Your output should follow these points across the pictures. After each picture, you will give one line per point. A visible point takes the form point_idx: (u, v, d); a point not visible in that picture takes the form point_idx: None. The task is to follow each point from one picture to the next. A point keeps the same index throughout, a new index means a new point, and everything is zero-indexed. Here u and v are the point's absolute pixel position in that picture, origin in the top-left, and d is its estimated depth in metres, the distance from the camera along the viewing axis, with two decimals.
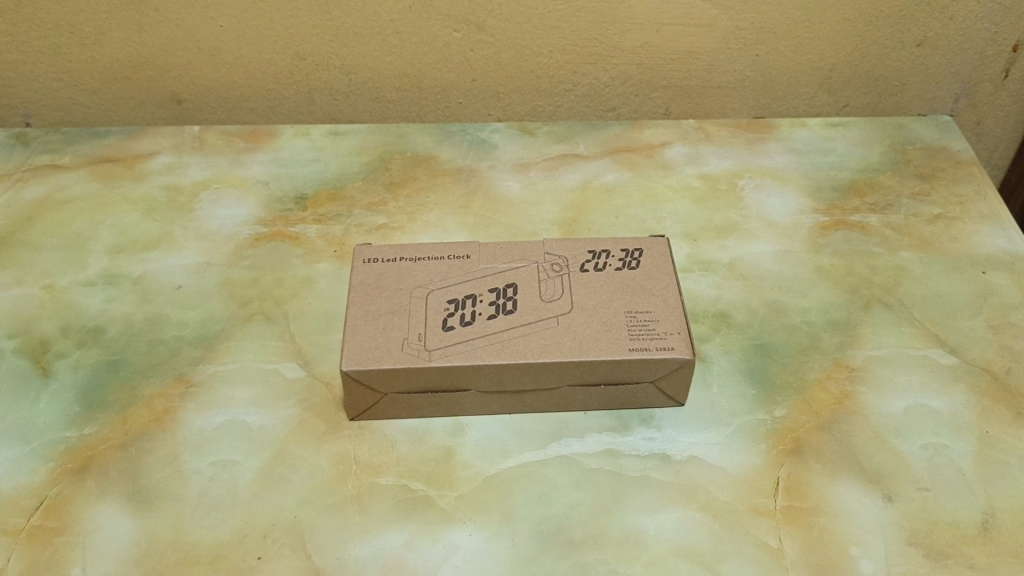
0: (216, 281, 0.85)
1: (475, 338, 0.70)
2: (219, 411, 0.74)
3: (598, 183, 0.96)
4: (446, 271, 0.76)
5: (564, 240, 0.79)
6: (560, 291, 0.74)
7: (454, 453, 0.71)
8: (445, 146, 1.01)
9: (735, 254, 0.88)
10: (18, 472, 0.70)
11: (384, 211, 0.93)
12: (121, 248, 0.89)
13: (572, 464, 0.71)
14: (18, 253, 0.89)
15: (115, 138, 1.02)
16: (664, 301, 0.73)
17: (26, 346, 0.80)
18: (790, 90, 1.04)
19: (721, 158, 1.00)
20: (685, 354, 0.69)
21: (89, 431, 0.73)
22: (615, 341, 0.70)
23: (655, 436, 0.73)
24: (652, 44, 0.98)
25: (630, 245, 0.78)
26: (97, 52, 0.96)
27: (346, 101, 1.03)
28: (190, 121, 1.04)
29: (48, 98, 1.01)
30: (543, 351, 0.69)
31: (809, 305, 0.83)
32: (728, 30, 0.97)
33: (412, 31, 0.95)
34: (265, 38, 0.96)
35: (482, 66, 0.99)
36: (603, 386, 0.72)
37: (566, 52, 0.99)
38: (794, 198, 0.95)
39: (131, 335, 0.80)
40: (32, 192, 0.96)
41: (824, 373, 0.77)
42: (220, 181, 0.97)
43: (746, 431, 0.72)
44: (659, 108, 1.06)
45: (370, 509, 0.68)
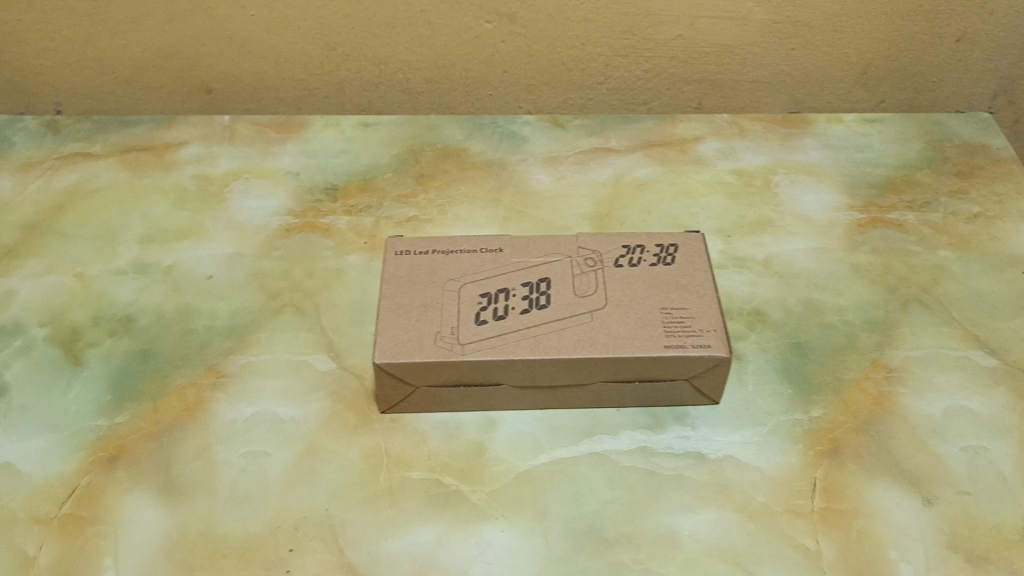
0: (246, 272, 0.85)
1: (508, 333, 0.69)
2: (250, 402, 0.74)
3: (630, 177, 0.95)
4: (478, 264, 0.76)
5: (598, 235, 0.78)
6: (595, 286, 0.73)
7: (486, 448, 0.71)
8: (475, 138, 1.01)
9: (770, 250, 0.87)
10: (49, 461, 0.70)
11: (414, 204, 0.93)
12: (151, 238, 0.89)
13: (606, 462, 0.70)
14: (48, 242, 0.89)
15: (144, 128, 1.02)
16: (700, 298, 0.72)
17: (57, 334, 0.80)
18: (825, 85, 1.03)
19: (754, 154, 0.98)
20: (722, 352, 0.68)
21: (120, 421, 0.73)
22: (650, 337, 0.69)
23: (689, 434, 0.72)
24: (685, 36, 0.97)
25: (664, 240, 0.77)
26: (128, 41, 0.96)
27: (376, 92, 1.02)
28: (220, 111, 1.04)
29: (78, 86, 1.01)
30: (577, 347, 0.68)
31: (845, 304, 0.82)
32: (763, 23, 0.96)
33: (444, 22, 0.95)
34: (296, 28, 0.95)
35: (513, 58, 0.98)
36: (637, 383, 0.71)
37: (599, 45, 0.97)
38: (829, 194, 0.93)
39: (162, 325, 0.80)
40: (63, 180, 0.96)
41: (861, 373, 0.76)
42: (250, 171, 0.96)
43: (783, 431, 0.71)
44: (691, 103, 1.05)
45: (401, 503, 0.67)
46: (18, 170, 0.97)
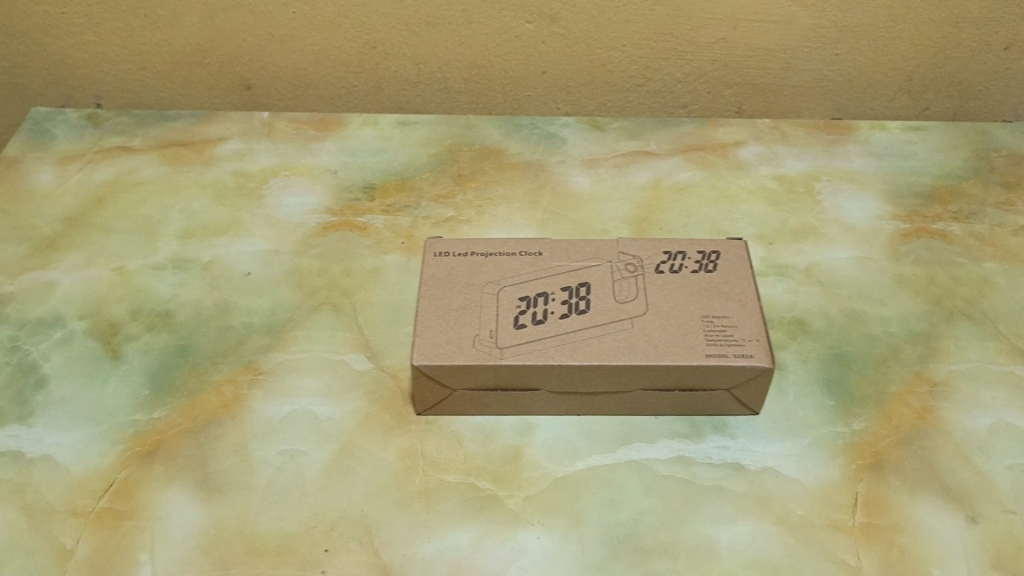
0: (284, 269, 0.85)
1: (547, 337, 0.69)
2: (287, 400, 0.74)
3: (670, 181, 0.94)
4: (518, 267, 0.75)
5: (638, 240, 0.77)
6: (635, 292, 0.73)
7: (522, 453, 0.70)
8: (513, 139, 1.00)
9: (812, 259, 0.86)
10: (88, 454, 0.70)
11: (452, 204, 0.92)
12: (191, 233, 0.90)
13: (643, 470, 0.69)
14: (89, 235, 0.89)
15: (185, 122, 1.02)
16: (743, 306, 0.71)
17: (97, 327, 0.80)
18: (869, 91, 1.01)
19: (796, 159, 0.97)
20: (764, 362, 0.67)
21: (158, 415, 0.73)
22: (691, 346, 0.68)
23: (728, 444, 0.71)
24: (728, 40, 0.96)
25: (706, 247, 0.76)
26: (170, 35, 0.96)
27: (414, 91, 1.02)
28: (259, 107, 1.04)
29: (120, 80, 1.02)
30: (617, 354, 0.68)
31: (888, 315, 0.80)
32: (808, 27, 0.94)
33: (484, 21, 0.94)
34: (336, 26, 0.95)
35: (553, 58, 0.98)
36: (677, 391, 0.70)
37: (640, 47, 0.97)
38: (873, 202, 0.92)
39: (200, 321, 0.80)
40: (103, 174, 0.96)
41: (904, 386, 0.74)
42: (288, 168, 0.97)
43: (823, 443, 0.70)
44: (732, 107, 1.04)
45: (437, 506, 0.67)
46: (59, 162, 0.97)
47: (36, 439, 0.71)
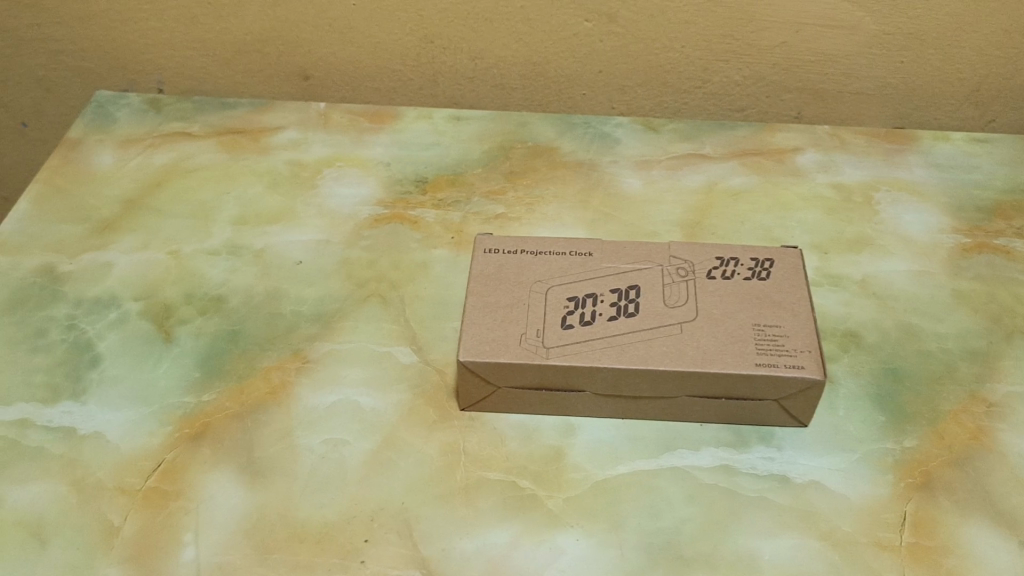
0: (334, 259, 0.86)
1: (594, 339, 0.68)
2: (333, 389, 0.75)
3: (724, 185, 0.93)
4: (567, 267, 0.75)
5: (690, 244, 0.77)
6: (685, 297, 0.72)
7: (564, 454, 0.70)
8: (567, 138, 1.00)
9: (867, 270, 0.84)
10: (137, 434, 0.72)
11: (502, 200, 0.92)
12: (244, 219, 0.91)
13: (686, 477, 0.68)
14: (146, 218, 0.91)
15: (243, 110, 1.03)
16: (795, 316, 0.70)
17: (150, 310, 0.81)
18: (933, 100, 0.99)
19: (855, 168, 0.95)
20: (815, 374, 0.66)
21: (206, 398, 0.74)
22: (741, 354, 0.67)
23: (774, 456, 0.70)
24: (790, 44, 0.94)
25: (759, 255, 0.75)
26: (231, 24, 0.98)
27: (470, 86, 1.02)
28: (315, 97, 1.05)
29: (181, 66, 1.03)
30: (664, 359, 0.67)
31: (945, 331, 0.78)
32: (873, 34, 0.92)
33: (543, 18, 0.94)
34: (395, 19, 0.95)
35: (610, 57, 0.97)
36: (723, 400, 0.69)
37: (699, 49, 0.96)
38: (933, 215, 0.90)
39: (250, 307, 0.81)
40: (162, 158, 0.98)
41: (958, 405, 0.73)
42: (342, 159, 0.97)
43: (872, 459, 0.69)
44: (790, 112, 1.02)
45: (477, 503, 0.67)
46: (120, 145, 0.99)
47: (88, 416, 0.73)
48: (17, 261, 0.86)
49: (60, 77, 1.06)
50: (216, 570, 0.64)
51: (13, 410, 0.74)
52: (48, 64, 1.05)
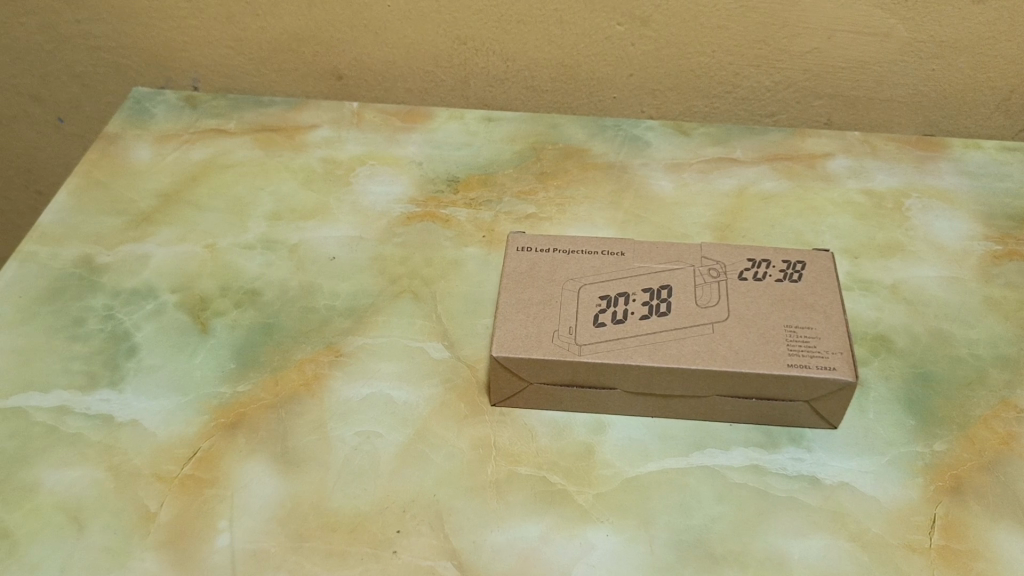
0: (367, 255, 0.87)
1: (626, 337, 0.69)
2: (365, 382, 0.76)
3: (755, 189, 0.94)
4: (599, 266, 0.75)
5: (722, 246, 0.77)
6: (716, 297, 0.72)
7: (595, 451, 0.71)
8: (598, 140, 1.01)
9: (899, 275, 0.84)
10: (174, 422, 0.73)
11: (534, 201, 0.93)
12: (279, 215, 0.92)
13: (716, 477, 0.69)
14: (182, 212, 0.93)
15: (278, 108, 1.05)
16: (827, 318, 0.70)
17: (187, 301, 0.83)
18: (964, 108, 0.99)
19: (886, 175, 0.95)
20: (847, 376, 0.66)
21: (242, 389, 0.75)
22: (773, 355, 0.67)
23: (804, 457, 0.70)
24: (822, 50, 0.95)
25: (791, 257, 0.76)
26: (268, 23, 0.99)
27: (501, 88, 1.03)
28: (349, 96, 1.07)
29: (218, 64, 1.05)
30: (696, 358, 0.67)
31: (976, 337, 0.78)
32: (905, 41, 0.93)
33: (575, 21, 0.95)
34: (430, 20, 0.96)
35: (641, 61, 0.98)
36: (754, 400, 0.69)
37: (730, 53, 0.96)
38: (964, 222, 0.90)
39: (285, 301, 0.83)
40: (198, 153, 1.00)
41: (989, 411, 0.73)
42: (375, 158, 0.98)
43: (903, 463, 0.69)
44: (820, 118, 1.03)
45: (507, 497, 0.68)
46: (157, 140, 1.01)
47: (126, 404, 0.74)
48: (56, 251, 0.88)
49: (98, 73, 1.08)
50: (250, 557, 0.65)
51: (52, 396, 0.75)
52: (87, 60, 1.07)
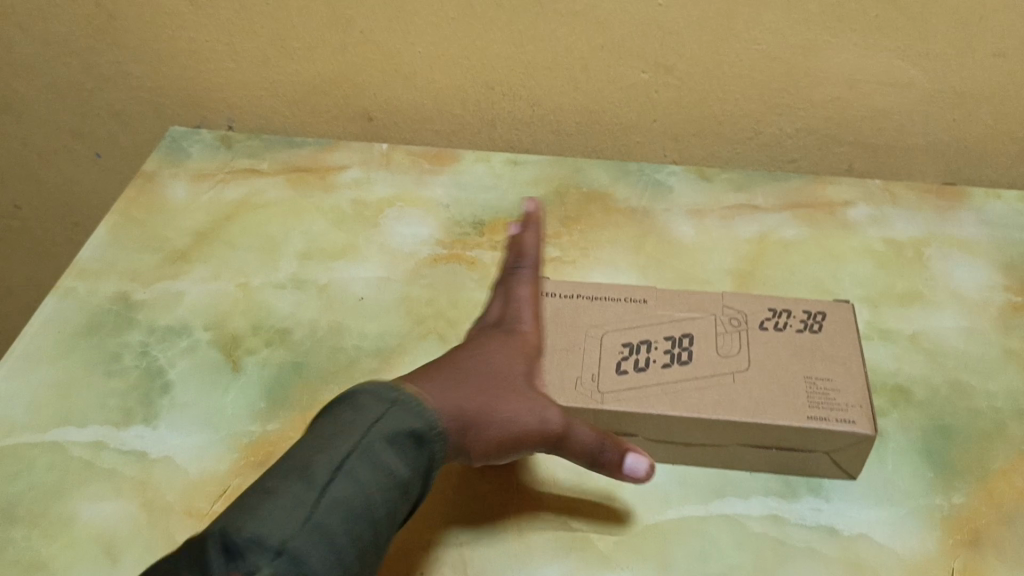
0: (395, 296, 0.89)
1: (648, 386, 0.71)
2: None
3: (776, 236, 0.95)
4: (622, 313, 0.77)
5: (744, 295, 0.79)
6: (738, 347, 0.74)
7: (615, 496, 0.72)
8: (621, 184, 1.02)
9: (918, 325, 0.85)
10: (205, 459, 0.75)
11: (558, 244, 0.95)
12: (310, 255, 0.95)
13: (736, 525, 0.70)
14: (216, 250, 0.96)
15: (309, 148, 1.08)
16: (847, 370, 0.71)
17: (220, 339, 0.85)
18: (985, 158, 1.00)
19: (907, 223, 0.97)
20: (866, 429, 0.67)
21: (272, 427, 0.77)
22: (793, 407, 0.69)
23: (823, 507, 0.71)
24: (843, 99, 0.96)
25: (812, 308, 0.77)
26: (302, 67, 1.02)
27: (527, 131, 1.06)
28: (379, 137, 1.10)
29: (252, 105, 1.08)
30: (717, 409, 0.69)
31: (995, 389, 0.79)
32: (925, 91, 0.94)
33: (601, 69, 0.97)
34: (459, 66, 0.99)
35: (665, 108, 1.00)
36: (774, 450, 0.70)
37: (753, 101, 0.98)
38: (984, 272, 0.91)
39: (314, 340, 0.85)
40: (232, 193, 1.03)
41: (1008, 463, 0.73)
42: (403, 200, 1.01)
43: (920, 514, 0.70)
44: (842, 165, 1.04)
45: (529, 540, 0.69)
46: (193, 179, 1.04)
47: (159, 440, 0.76)
48: (94, 288, 0.91)
49: (137, 111, 1.12)
50: None
51: (88, 430, 0.77)
52: (127, 99, 1.10)
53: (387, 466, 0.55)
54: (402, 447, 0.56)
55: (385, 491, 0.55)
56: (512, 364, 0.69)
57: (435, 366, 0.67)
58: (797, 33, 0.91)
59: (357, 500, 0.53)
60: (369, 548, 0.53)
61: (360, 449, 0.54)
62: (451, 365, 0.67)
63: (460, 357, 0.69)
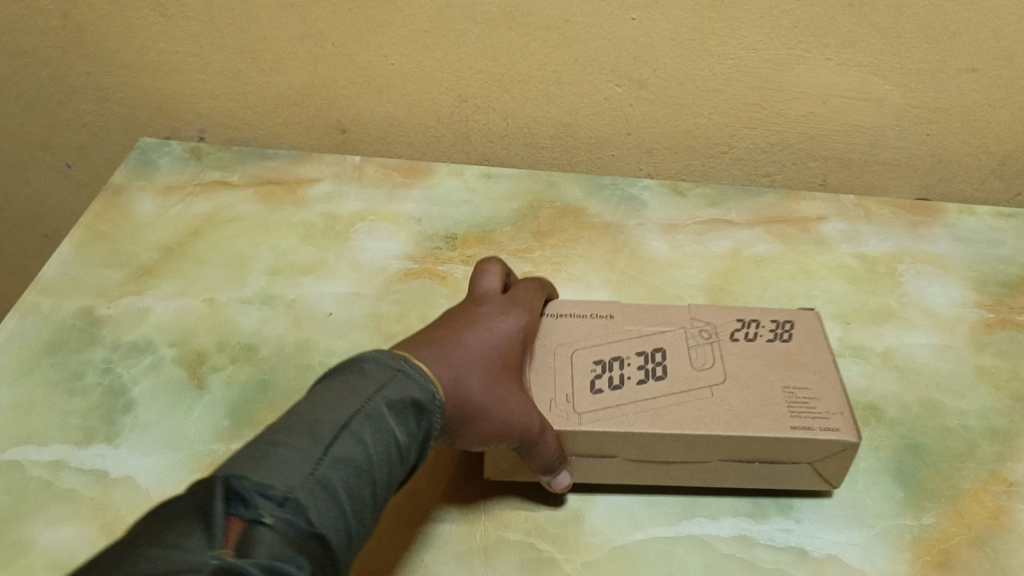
0: (364, 312, 0.88)
1: (625, 403, 0.69)
2: None
3: (749, 252, 0.95)
4: (590, 331, 0.76)
5: (711, 307, 0.78)
6: (711, 359, 0.73)
7: (583, 518, 0.71)
8: (594, 199, 1.02)
9: (890, 343, 0.85)
10: (166, 480, 0.73)
11: (530, 259, 0.94)
12: (278, 270, 0.94)
13: (705, 546, 0.69)
14: (183, 265, 0.94)
15: (281, 162, 1.07)
16: (823, 378, 0.71)
17: (184, 356, 0.84)
18: (959, 173, 1.01)
19: (880, 240, 0.97)
20: (850, 436, 0.66)
21: (235, 446, 0.76)
22: (775, 419, 0.67)
23: (792, 528, 0.70)
24: (817, 113, 0.96)
25: (779, 318, 0.77)
26: (273, 79, 1.01)
27: (501, 144, 1.05)
28: (351, 150, 1.09)
29: (223, 117, 1.07)
30: (699, 424, 0.67)
31: (967, 408, 0.79)
32: (900, 106, 0.94)
33: (574, 82, 0.96)
34: (431, 78, 0.98)
35: (640, 121, 0.99)
36: (756, 464, 0.69)
37: (727, 116, 0.97)
38: (957, 289, 0.91)
39: (281, 357, 0.84)
40: (201, 207, 1.02)
41: (979, 484, 0.73)
42: (375, 214, 1.00)
43: (891, 535, 0.69)
44: (816, 179, 1.04)
45: (494, 563, 0.67)
46: (162, 193, 1.03)
47: (120, 460, 0.75)
48: (58, 303, 0.89)
49: (106, 123, 1.10)
50: None
51: (48, 450, 0.76)
52: (96, 110, 1.09)
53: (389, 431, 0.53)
54: (403, 416, 0.54)
55: (384, 457, 0.52)
56: (502, 348, 0.67)
57: (433, 336, 0.64)
58: (772, 48, 0.90)
59: (358, 460, 0.50)
60: (368, 508, 0.50)
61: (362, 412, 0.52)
62: (450, 339, 0.64)
63: (458, 329, 0.66)
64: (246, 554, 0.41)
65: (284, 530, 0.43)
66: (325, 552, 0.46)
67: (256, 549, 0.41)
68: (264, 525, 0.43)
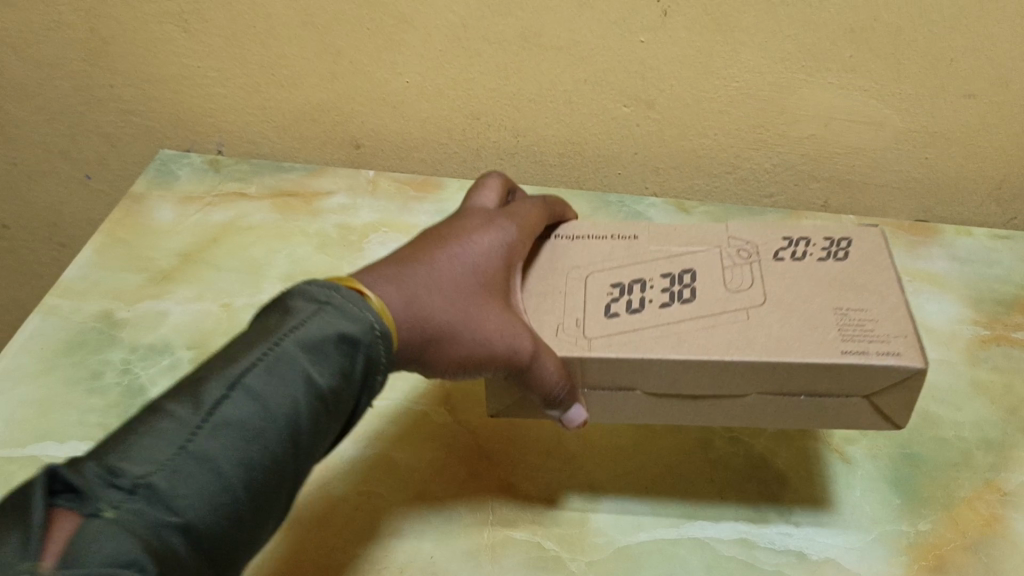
0: None
1: (643, 327, 0.67)
2: (369, 443, 0.78)
3: None
4: (608, 253, 0.76)
5: (754, 227, 0.77)
6: (749, 279, 0.71)
7: (589, 519, 0.73)
8: (601, 214, 1.06)
9: None
10: None
11: None
12: (293, 277, 0.96)
13: (707, 548, 0.71)
14: (200, 271, 0.97)
15: (296, 174, 1.11)
16: (883, 301, 0.67)
17: (202, 358, 0.86)
18: (956, 196, 1.03)
19: None
20: (912, 363, 0.62)
21: None
22: (824, 342, 0.64)
23: (792, 532, 0.72)
24: (819, 136, 0.99)
25: (835, 235, 0.75)
26: (291, 94, 1.04)
27: (511, 161, 1.08)
28: (366, 164, 1.12)
29: (241, 129, 1.10)
30: (730, 348, 0.64)
31: (962, 420, 0.81)
32: (899, 130, 0.97)
33: (584, 102, 0.99)
34: (444, 95, 1.01)
35: (647, 141, 1.02)
36: (803, 397, 0.66)
37: (731, 136, 1.00)
38: (953, 306, 0.93)
39: None
40: (218, 216, 1.05)
41: (973, 492, 0.75)
42: (387, 225, 1.04)
43: (887, 540, 0.71)
44: (817, 200, 1.07)
45: (501, 560, 0.69)
46: (180, 202, 1.06)
47: None
48: (78, 305, 0.92)
49: (127, 134, 1.13)
50: None
51: (68, 446, 0.77)
52: (118, 122, 1.12)
53: (294, 382, 0.52)
54: (318, 358, 0.53)
55: (290, 410, 0.51)
56: (479, 270, 0.67)
57: (401, 257, 0.65)
58: (775, 72, 0.93)
59: (246, 422, 0.49)
60: (265, 475, 0.49)
61: (261, 366, 0.51)
62: (415, 261, 0.65)
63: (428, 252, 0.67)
64: (69, 551, 0.40)
65: (127, 519, 0.42)
66: (196, 527, 0.45)
67: (84, 541, 0.41)
68: (101, 518, 0.42)
